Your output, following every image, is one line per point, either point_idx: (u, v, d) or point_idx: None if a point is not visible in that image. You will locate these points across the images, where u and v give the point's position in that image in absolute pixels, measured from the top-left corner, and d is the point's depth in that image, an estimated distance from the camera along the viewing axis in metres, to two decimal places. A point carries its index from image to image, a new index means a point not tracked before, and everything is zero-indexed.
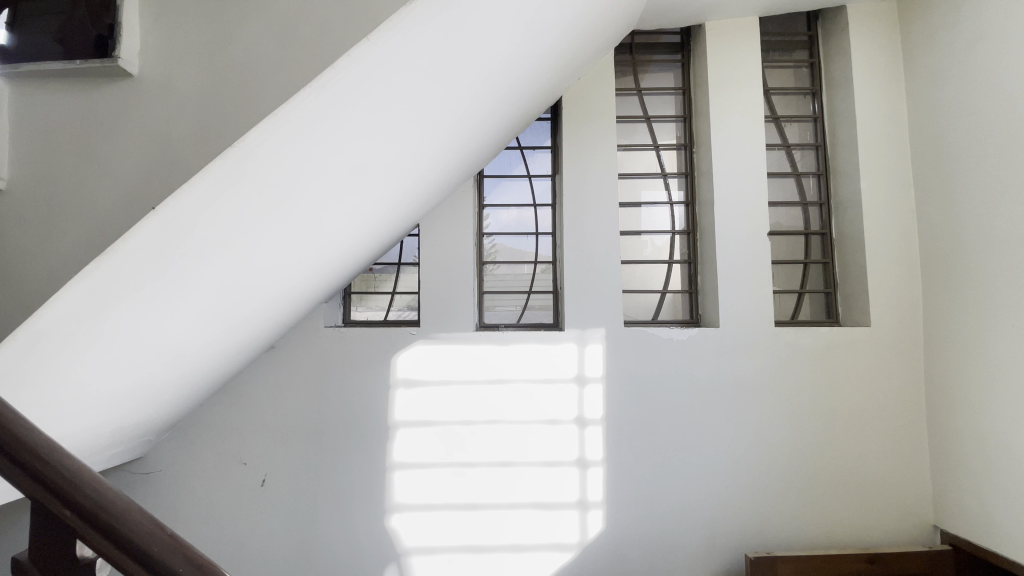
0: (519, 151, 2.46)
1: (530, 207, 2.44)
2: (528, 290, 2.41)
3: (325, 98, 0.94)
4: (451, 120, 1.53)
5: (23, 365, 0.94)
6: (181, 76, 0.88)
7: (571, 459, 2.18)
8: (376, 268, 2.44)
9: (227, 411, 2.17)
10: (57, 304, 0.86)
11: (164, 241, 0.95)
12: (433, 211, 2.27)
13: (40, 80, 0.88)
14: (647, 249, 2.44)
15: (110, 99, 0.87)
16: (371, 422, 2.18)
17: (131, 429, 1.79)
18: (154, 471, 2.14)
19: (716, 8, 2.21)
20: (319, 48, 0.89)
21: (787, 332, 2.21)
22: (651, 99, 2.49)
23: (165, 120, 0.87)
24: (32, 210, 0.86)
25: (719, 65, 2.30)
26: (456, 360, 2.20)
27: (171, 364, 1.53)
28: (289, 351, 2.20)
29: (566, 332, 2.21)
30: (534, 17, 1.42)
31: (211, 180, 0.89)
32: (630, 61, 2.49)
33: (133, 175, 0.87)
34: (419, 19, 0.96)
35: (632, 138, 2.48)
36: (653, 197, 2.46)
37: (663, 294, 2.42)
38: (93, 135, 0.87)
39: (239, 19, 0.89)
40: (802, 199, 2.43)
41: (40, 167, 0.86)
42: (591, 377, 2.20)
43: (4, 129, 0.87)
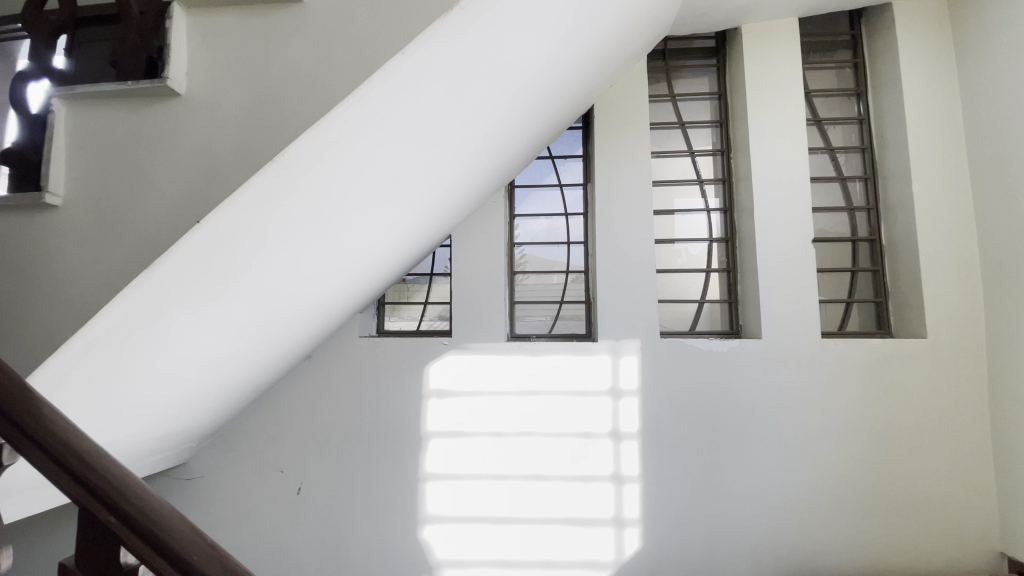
0: (550, 160, 2.45)
1: (562, 216, 2.43)
2: (560, 299, 2.38)
3: (362, 111, 0.95)
4: (484, 130, 1.53)
5: (76, 373, 0.99)
6: (225, 93, 0.90)
7: (606, 474, 2.12)
8: (409, 278, 2.47)
9: (265, 419, 2.22)
10: (107, 314, 0.90)
11: (209, 253, 0.98)
12: (465, 221, 2.29)
13: (96, 100, 0.92)
14: (683, 258, 2.38)
15: (157, 117, 0.91)
16: (404, 432, 2.19)
17: (174, 435, 1.85)
18: (196, 477, 2.20)
19: (753, 11, 2.16)
20: (355, 62, 0.90)
21: (834, 344, 2.10)
22: (685, 105, 2.45)
23: (209, 135, 0.90)
24: (86, 225, 0.90)
25: (756, 68, 2.24)
26: (487, 370, 2.19)
27: (213, 373, 1.57)
28: (325, 360, 2.24)
29: (600, 343, 2.17)
30: (566, 28, 1.42)
31: (253, 194, 0.92)
32: (663, 67, 2.46)
33: (179, 190, 0.89)
34: (454, 31, 0.96)
35: (666, 145, 2.44)
36: (688, 204, 2.40)
37: (701, 304, 2.35)
38: (142, 152, 0.90)
39: (279, 37, 0.91)
40: (848, 204, 2.33)
41: (94, 183, 0.90)
42: (626, 390, 2.15)
43: (61, 148, 0.91)
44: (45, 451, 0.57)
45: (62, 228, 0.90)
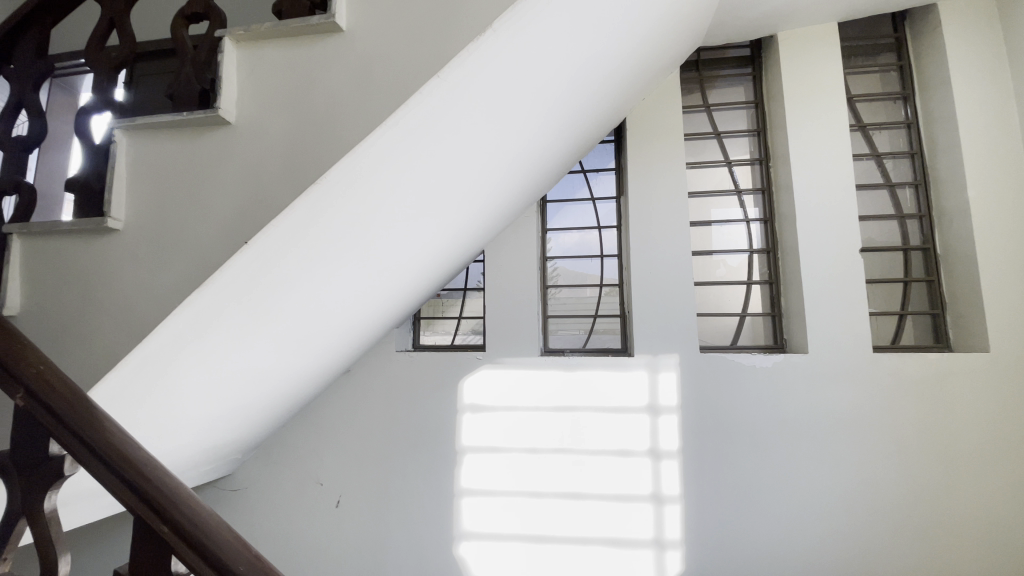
0: (582, 174, 2.45)
1: (594, 229, 2.41)
2: (594, 313, 2.35)
3: (399, 134, 0.98)
4: (516, 147, 1.55)
5: (131, 387, 1.04)
6: (271, 119, 0.95)
7: (646, 494, 2.07)
8: (443, 293, 2.50)
9: (306, 432, 2.27)
10: (160, 331, 0.95)
11: (254, 272, 1.01)
12: (497, 237, 2.30)
13: (152, 130, 0.97)
14: (721, 269, 2.32)
15: (208, 144, 0.96)
16: (440, 447, 2.19)
17: (221, 448, 1.92)
18: (240, 488, 2.26)
19: (789, 18, 2.11)
20: (392, 87, 0.92)
21: (887, 359, 2.00)
22: (720, 115, 2.41)
23: (256, 160, 0.94)
24: (144, 247, 0.95)
25: (793, 76, 2.18)
26: (521, 385, 2.18)
27: (257, 388, 1.62)
28: (362, 375, 2.28)
29: (637, 358, 2.13)
30: (596, 44, 1.43)
31: (296, 216, 0.95)
32: (697, 78, 2.44)
33: (227, 213, 0.93)
34: (486, 53, 0.98)
35: (702, 156, 2.41)
36: (726, 214, 2.35)
37: (742, 317, 2.28)
38: (194, 178, 0.95)
39: (321, 66, 0.95)
40: (898, 212, 2.23)
41: (150, 208, 0.96)
42: (665, 406, 2.09)
43: (121, 176, 0.97)
44: (104, 462, 0.60)
45: (122, 250, 0.96)
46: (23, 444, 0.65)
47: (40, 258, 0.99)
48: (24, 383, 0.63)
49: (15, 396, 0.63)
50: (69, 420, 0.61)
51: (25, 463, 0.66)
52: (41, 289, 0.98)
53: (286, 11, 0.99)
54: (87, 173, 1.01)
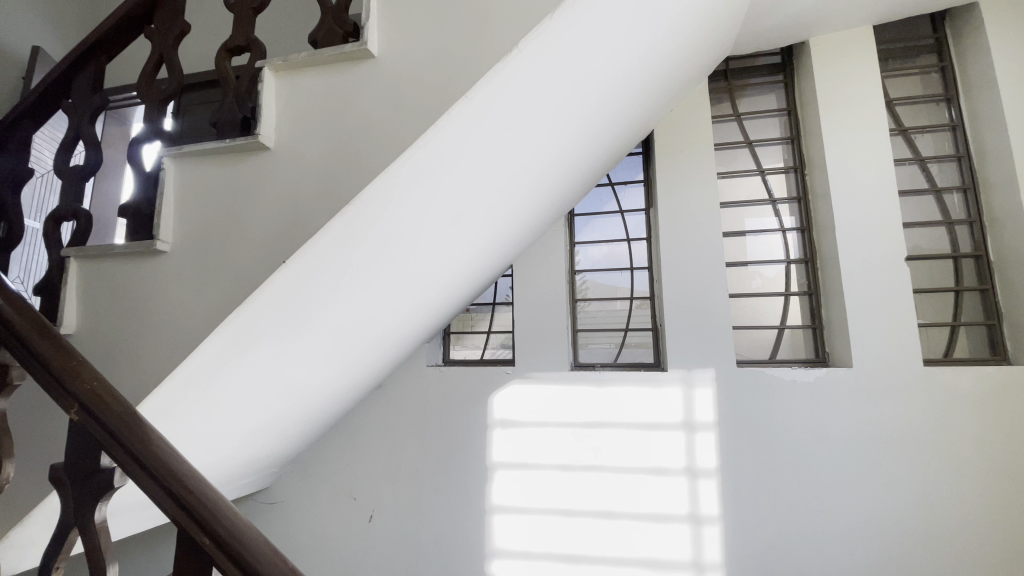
0: (610, 187, 2.44)
1: (624, 241, 2.39)
2: (625, 327, 2.32)
3: (429, 153, 1.00)
4: (543, 161, 1.55)
5: (176, 402, 1.08)
6: (308, 144, 0.98)
7: (683, 514, 2.00)
8: (472, 308, 2.52)
9: (339, 446, 2.31)
10: (203, 348, 0.99)
11: (292, 290, 1.04)
12: (526, 251, 2.31)
13: (197, 157, 1.02)
14: (757, 280, 2.26)
15: (249, 168, 1.00)
16: (471, 462, 2.19)
17: (258, 462, 1.97)
18: (276, 502, 2.31)
19: (821, 23, 2.07)
20: (422, 109, 0.95)
21: (939, 373, 1.89)
22: (752, 124, 2.37)
23: (293, 183, 0.98)
24: (190, 268, 1.00)
25: (827, 82, 2.13)
26: (551, 400, 2.16)
27: (294, 403, 1.66)
28: (394, 389, 2.31)
29: (670, 373, 2.08)
30: (622, 59, 1.43)
31: (331, 236, 0.98)
32: (726, 87, 2.41)
33: (266, 234, 0.97)
34: (512, 72, 1.00)
35: (733, 165, 2.36)
36: (761, 224, 2.29)
37: (781, 329, 2.20)
38: (236, 201, 0.99)
39: (355, 91, 0.98)
40: (945, 218, 2.13)
41: (196, 231, 1.01)
42: (701, 423, 2.03)
43: (169, 201, 1.02)
44: (150, 475, 0.62)
45: (170, 271, 1.01)
46: (76, 456, 0.69)
47: (95, 281, 1.05)
48: (78, 398, 0.66)
49: (69, 411, 0.67)
50: (118, 434, 0.64)
51: (78, 476, 0.69)
52: (96, 309, 1.04)
53: (321, 39, 1.04)
54: (138, 199, 1.07)
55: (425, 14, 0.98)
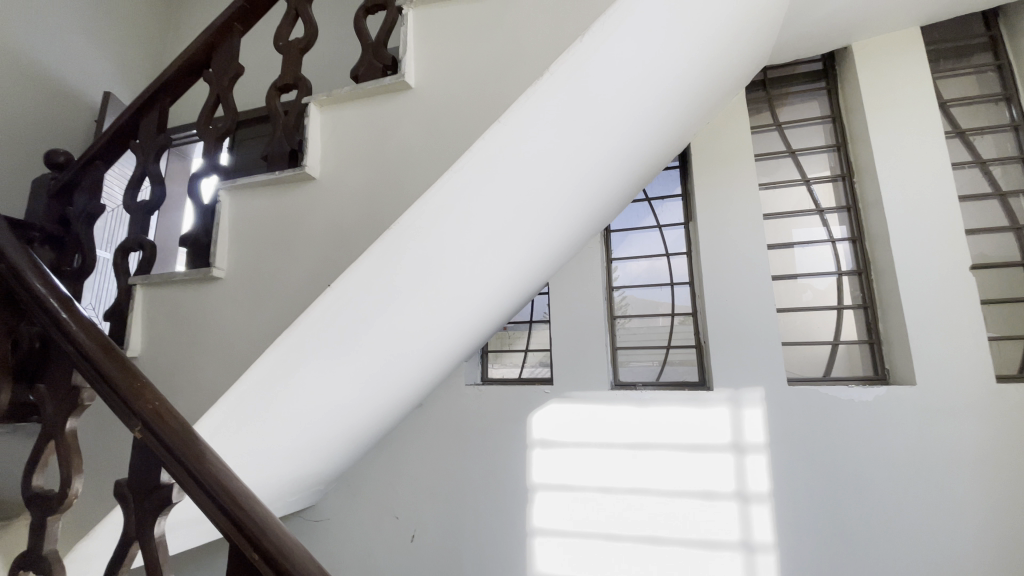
0: (647, 202, 2.42)
1: (663, 256, 2.34)
2: (667, 344, 2.26)
3: (464, 177, 1.02)
4: (577, 180, 1.56)
5: (229, 421, 1.13)
6: (350, 172, 1.03)
7: (734, 540, 1.91)
8: (510, 326, 2.53)
9: (382, 465, 2.34)
10: (253, 369, 1.03)
11: (336, 312, 1.08)
12: (562, 269, 2.31)
13: (250, 188, 1.09)
14: (807, 294, 2.16)
15: (296, 198, 1.05)
16: (511, 483, 2.17)
17: (305, 480, 2.02)
18: (321, 520, 2.35)
19: (863, 27, 2.01)
20: (456, 136, 0.97)
21: (1016, 391, 1.73)
22: (794, 133, 2.31)
23: (337, 210, 1.02)
24: (242, 294, 1.05)
25: (873, 86, 2.05)
26: (592, 420, 2.12)
27: (339, 422, 1.71)
28: (434, 409, 2.33)
29: (716, 393, 2.01)
30: (655, 75, 1.43)
31: (372, 260, 1.01)
32: (764, 97, 2.36)
33: (312, 259, 1.01)
34: (545, 94, 1.01)
35: (776, 176, 2.30)
36: (809, 235, 2.20)
37: (835, 345, 2.09)
38: (284, 230, 1.05)
39: (393, 121, 1.03)
40: (1013, 223, 1.98)
41: (248, 258, 1.06)
42: (751, 445, 1.95)
43: (224, 230, 1.09)
44: (205, 492, 0.65)
45: (224, 297, 1.06)
46: (140, 471, 0.73)
47: (158, 307, 1.12)
48: (141, 418, 0.71)
49: (133, 429, 0.71)
50: (177, 451, 0.68)
51: (140, 491, 0.73)
52: (159, 333, 1.11)
53: (361, 74, 1.09)
54: (197, 230, 1.14)
55: (460, 45, 1.02)
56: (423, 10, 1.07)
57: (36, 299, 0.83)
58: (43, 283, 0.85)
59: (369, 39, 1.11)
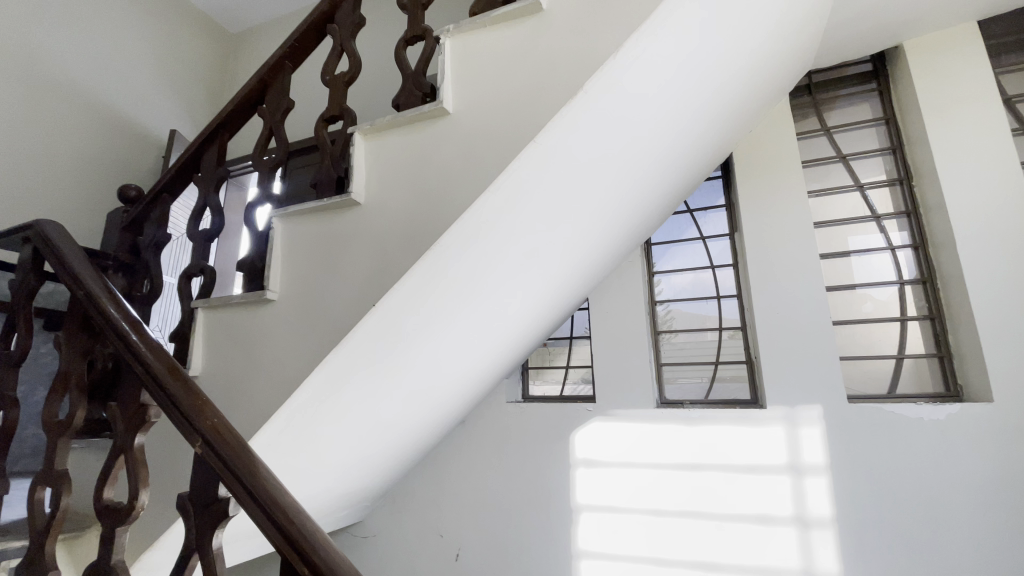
0: (688, 214, 2.37)
1: (708, 269, 2.28)
2: (715, 360, 2.19)
3: (502, 196, 1.04)
4: (614, 194, 1.55)
5: (281, 438, 1.17)
6: (392, 197, 1.07)
7: (795, 568, 1.79)
8: (550, 342, 2.52)
9: (426, 482, 2.35)
10: (304, 389, 1.07)
11: (381, 331, 1.11)
12: (602, 284, 2.29)
13: (301, 215, 1.14)
14: (867, 305, 2.04)
15: (343, 223, 1.10)
16: (555, 503, 2.13)
17: (352, 496, 2.06)
18: (368, 536, 2.38)
19: (914, 26, 1.92)
20: (493, 157, 0.99)
21: None
22: (844, 137, 2.21)
23: (381, 233, 1.06)
24: (294, 315, 1.10)
25: (928, 85, 1.95)
26: (637, 439, 2.07)
27: (384, 439, 1.74)
28: (477, 426, 2.33)
29: (769, 411, 1.92)
30: (692, 86, 1.41)
31: (414, 280, 1.03)
32: (810, 102, 2.28)
33: (358, 281, 1.05)
34: (579, 112, 1.02)
35: (827, 182, 2.20)
36: (866, 242, 2.09)
37: (900, 359, 1.95)
38: (331, 253, 1.10)
39: (432, 146, 1.06)
40: None
41: (298, 281, 1.11)
42: (810, 466, 1.84)
43: (277, 254, 1.15)
44: (259, 506, 0.68)
45: (277, 318, 1.12)
46: (201, 485, 0.77)
47: (217, 329, 1.19)
48: (202, 435, 0.75)
49: (194, 444, 0.75)
50: (235, 466, 0.71)
51: (200, 503, 0.77)
52: (218, 354, 1.18)
53: (403, 103, 1.14)
54: (253, 255, 1.21)
55: (496, 71, 1.05)
56: (459, 39, 1.11)
57: (110, 323, 0.90)
58: (115, 308, 0.92)
59: (409, 68, 1.15)
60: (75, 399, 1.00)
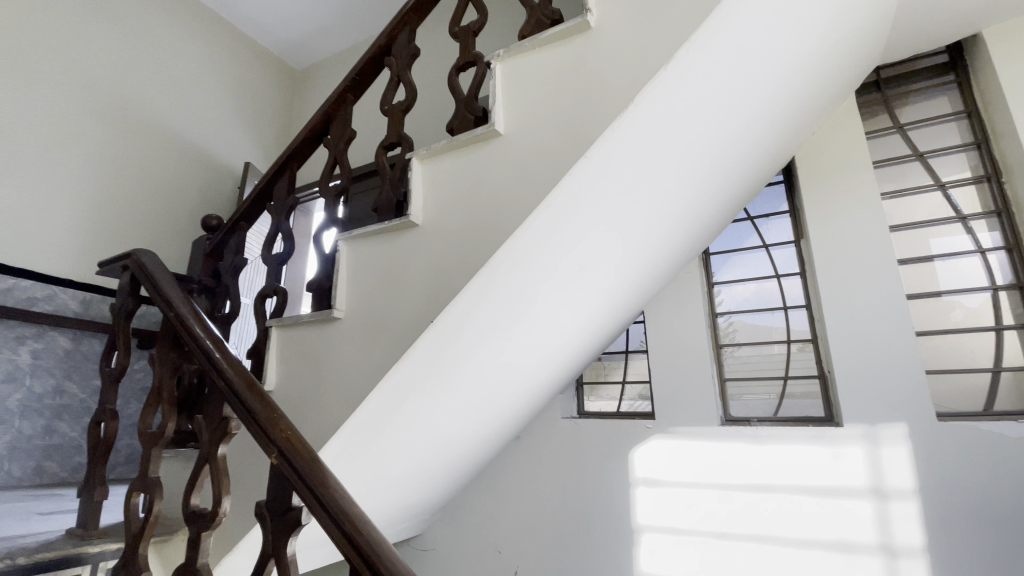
0: (749, 221, 2.28)
1: (772, 278, 2.18)
2: (784, 375, 2.07)
3: (554, 211, 1.05)
4: (669, 205, 1.52)
5: (347, 450, 1.23)
6: (447, 217, 1.11)
7: None
8: (605, 357, 2.49)
9: (484, 496, 2.37)
10: (369, 402, 1.12)
11: (439, 346, 1.15)
12: (658, 296, 2.24)
13: (364, 237, 1.21)
14: (956, 313, 1.86)
15: (402, 244, 1.15)
16: (614, 522, 2.07)
17: (412, 509, 2.11)
18: (429, 549, 2.42)
19: (996, 10, 1.77)
20: (544, 175, 1.01)
21: None
22: (920, 134, 2.06)
23: (438, 252, 1.10)
24: (359, 332, 1.16)
25: (1015, 72, 1.79)
26: (701, 457, 1.99)
27: (443, 452, 1.77)
28: (533, 442, 2.33)
29: (846, 429, 1.79)
30: (749, 91, 1.38)
31: (469, 296, 1.06)
32: (879, 99, 2.15)
33: (418, 298, 1.09)
34: (630, 127, 1.02)
35: (903, 182, 2.05)
36: (951, 245, 1.92)
37: (997, 372, 1.77)
38: (392, 273, 1.15)
39: (485, 167, 1.09)
40: None
41: (363, 300, 1.18)
42: (895, 489, 1.69)
43: (343, 275, 1.22)
44: (329, 515, 0.72)
45: (343, 335, 1.18)
46: (277, 493, 0.83)
47: (290, 346, 1.27)
48: (277, 446, 0.80)
49: (270, 455, 0.81)
50: (307, 475, 0.76)
51: (276, 511, 0.83)
52: (290, 370, 1.26)
53: (456, 127, 1.19)
54: (321, 276, 1.29)
55: (545, 90, 1.07)
56: (510, 62, 1.15)
57: (197, 341, 0.98)
58: (202, 328, 1.01)
59: (462, 93, 1.20)
60: (166, 412, 1.10)
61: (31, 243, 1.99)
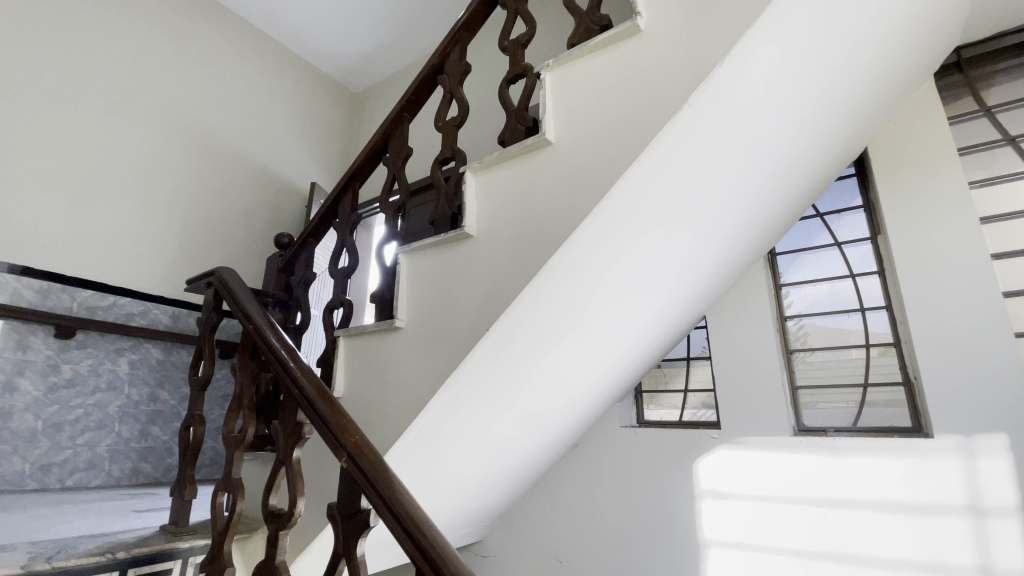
0: (819, 218, 2.16)
1: (847, 278, 2.04)
2: (864, 382, 1.93)
3: (607, 216, 1.05)
4: (728, 205, 1.48)
5: (411, 454, 1.28)
6: (501, 227, 1.14)
7: None
8: (665, 364, 2.43)
9: (544, 505, 2.37)
10: (431, 407, 1.17)
11: (496, 352, 1.17)
12: (720, 300, 2.17)
13: (422, 249, 1.27)
14: None
15: (458, 255, 1.20)
16: (678, 534, 2.01)
17: (473, 515, 2.15)
18: (490, 555, 2.45)
19: None
20: (595, 183, 1.02)
21: None
22: (1013, 116, 1.88)
23: (492, 262, 1.13)
24: (420, 340, 1.21)
25: None
26: (771, 469, 1.89)
27: (503, 458, 1.80)
28: (592, 450, 2.31)
29: (937, 441, 1.64)
30: (812, 84, 1.32)
31: (524, 304, 1.09)
32: (962, 80, 1.99)
33: (474, 306, 1.13)
34: (685, 129, 1.01)
35: (995, 170, 1.87)
36: None
37: None
38: (449, 282, 1.20)
39: (536, 176, 1.12)
40: None
41: (423, 308, 1.23)
42: (995, 508, 1.53)
43: (404, 286, 1.28)
44: (396, 518, 0.76)
45: (405, 342, 1.24)
46: (348, 495, 0.89)
47: (357, 355, 1.35)
48: (347, 450, 0.85)
49: (340, 458, 0.86)
50: (374, 479, 0.81)
51: (346, 512, 0.88)
52: (358, 377, 1.33)
53: (508, 138, 1.22)
54: (384, 287, 1.36)
55: (596, 96, 1.08)
56: (559, 71, 1.17)
57: (273, 351, 1.07)
58: (276, 338, 1.10)
59: (512, 105, 1.24)
60: (247, 417, 1.19)
61: (129, 265, 2.24)
